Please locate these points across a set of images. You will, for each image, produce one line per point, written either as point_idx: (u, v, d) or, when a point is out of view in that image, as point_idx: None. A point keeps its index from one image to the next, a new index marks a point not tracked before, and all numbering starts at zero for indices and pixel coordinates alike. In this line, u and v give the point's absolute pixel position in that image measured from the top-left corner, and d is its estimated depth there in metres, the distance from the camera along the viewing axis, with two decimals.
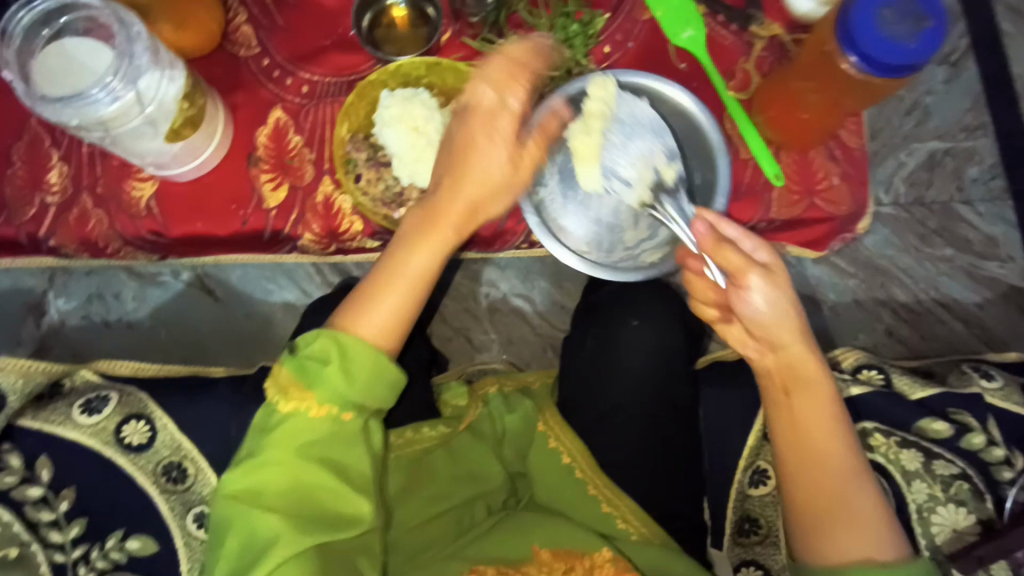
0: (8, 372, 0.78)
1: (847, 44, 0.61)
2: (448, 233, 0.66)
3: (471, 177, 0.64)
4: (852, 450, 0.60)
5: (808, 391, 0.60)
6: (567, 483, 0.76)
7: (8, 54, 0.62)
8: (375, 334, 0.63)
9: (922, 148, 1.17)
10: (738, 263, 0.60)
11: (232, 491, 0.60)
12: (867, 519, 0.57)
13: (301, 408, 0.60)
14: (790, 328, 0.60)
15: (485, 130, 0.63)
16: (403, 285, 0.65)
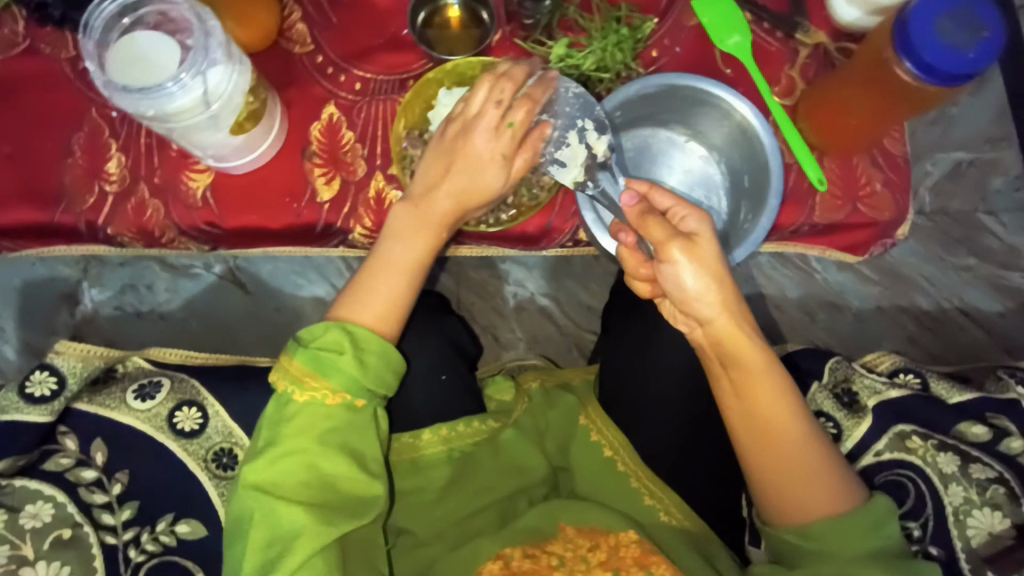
0: (70, 356, 0.86)
1: (907, 52, 0.64)
2: (433, 229, 0.69)
3: (455, 174, 0.68)
4: (803, 423, 0.62)
5: (755, 377, 0.60)
6: (607, 476, 0.79)
7: (89, 46, 0.64)
8: (374, 321, 0.66)
9: (947, 158, 1.18)
10: (661, 233, 0.60)
11: (255, 482, 0.60)
12: (823, 481, 0.62)
13: (316, 398, 0.61)
14: (713, 303, 0.59)
15: (471, 149, 0.68)
16: (397, 273, 0.68)
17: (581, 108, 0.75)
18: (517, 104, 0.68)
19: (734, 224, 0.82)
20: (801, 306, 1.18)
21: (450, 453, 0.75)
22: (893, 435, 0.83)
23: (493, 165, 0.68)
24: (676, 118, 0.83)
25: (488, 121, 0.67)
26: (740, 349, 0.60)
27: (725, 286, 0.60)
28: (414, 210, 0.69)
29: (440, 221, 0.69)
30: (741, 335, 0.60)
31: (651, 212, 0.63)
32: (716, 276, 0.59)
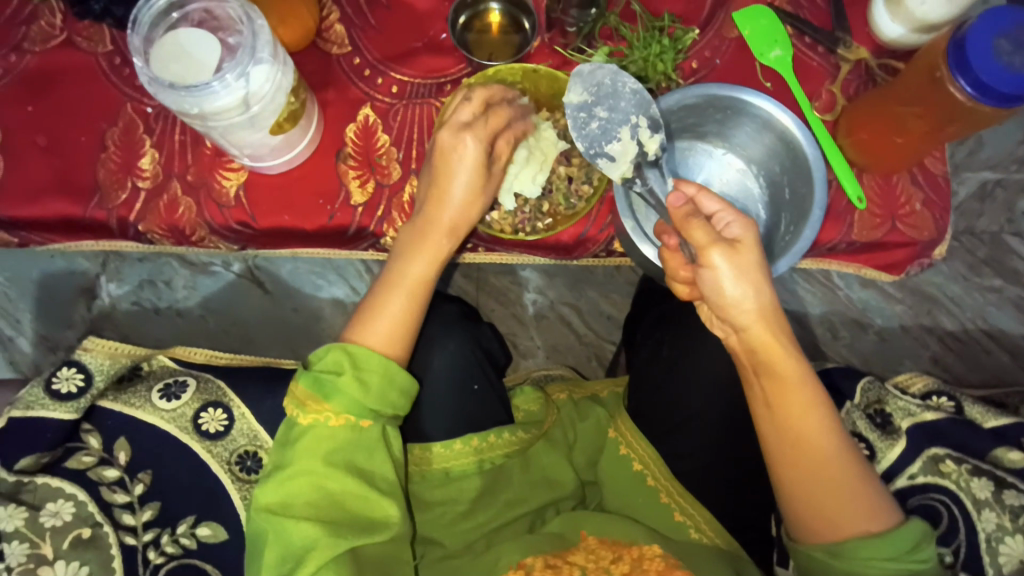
0: (96, 353, 0.84)
1: (961, 70, 0.64)
2: (438, 239, 0.69)
3: (446, 183, 0.69)
4: (838, 436, 0.59)
5: (787, 384, 0.59)
6: (639, 490, 0.77)
7: (136, 41, 0.63)
8: (380, 343, 0.64)
9: (974, 177, 1.17)
10: (704, 237, 0.58)
11: (266, 504, 0.59)
12: (858, 498, 0.59)
13: (319, 420, 0.59)
14: (750, 313, 0.58)
15: (455, 156, 0.68)
16: (401, 291, 0.67)
17: (620, 98, 0.74)
18: (488, 103, 0.69)
19: (775, 236, 0.81)
20: (824, 322, 1.16)
21: (481, 463, 0.74)
22: (926, 459, 0.81)
23: (469, 163, 0.68)
24: (714, 128, 0.82)
25: (463, 116, 0.68)
26: (774, 354, 0.58)
27: (763, 292, 0.58)
28: (413, 229, 0.70)
29: (442, 235, 0.69)
30: (775, 340, 0.58)
31: (696, 214, 0.61)
32: (755, 283, 0.58)
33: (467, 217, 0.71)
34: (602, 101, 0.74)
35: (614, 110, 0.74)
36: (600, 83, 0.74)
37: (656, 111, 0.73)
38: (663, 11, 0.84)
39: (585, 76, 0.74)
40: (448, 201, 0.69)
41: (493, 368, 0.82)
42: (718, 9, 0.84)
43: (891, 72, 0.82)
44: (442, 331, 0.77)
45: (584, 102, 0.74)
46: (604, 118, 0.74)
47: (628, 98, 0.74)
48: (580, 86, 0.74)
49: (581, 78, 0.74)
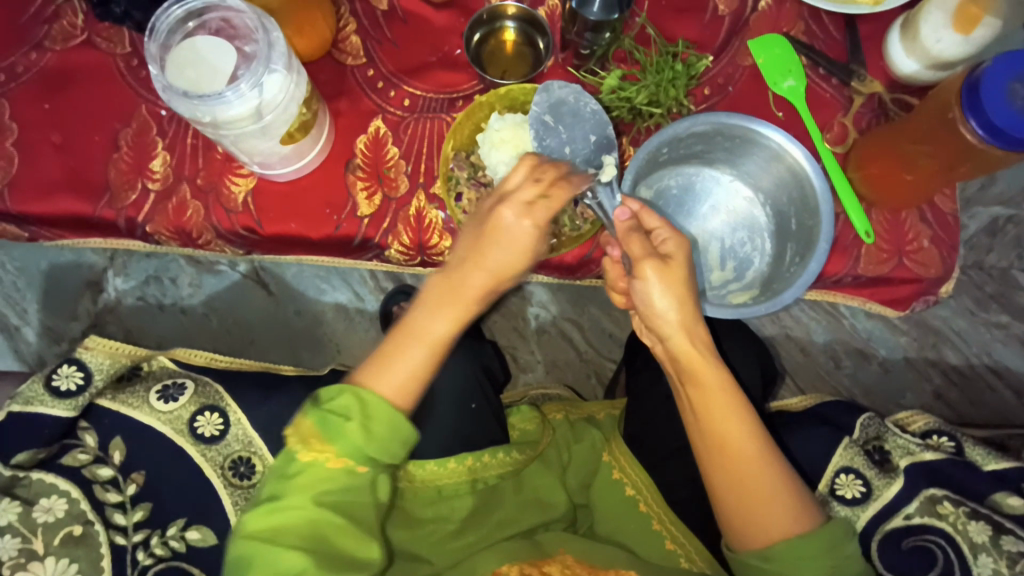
0: (97, 353, 0.83)
1: (973, 111, 0.63)
2: (468, 300, 0.63)
3: (493, 249, 0.62)
4: (761, 440, 0.63)
5: (714, 394, 0.63)
6: (630, 514, 0.76)
7: (152, 48, 0.64)
8: (392, 393, 0.61)
9: (985, 212, 1.16)
10: (639, 250, 0.63)
11: (253, 532, 0.59)
12: (784, 500, 0.62)
13: (319, 459, 0.58)
14: (673, 323, 0.62)
15: (507, 229, 0.62)
16: (421, 347, 0.62)
17: (581, 117, 0.75)
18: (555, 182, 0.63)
19: (779, 266, 0.80)
20: (826, 351, 1.15)
21: (474, 483, 0.74)
22: (923, 500, 0.79)
23: (523, 240, 0.62)
24: (723, 156, 0.82)
25: (527, 192, 0.62)
26: (698, 364, 0.63)
27: (688, 304, 0.63)
28: (447, 285, 0.63)
29: (473, 296, 0.63)
30: (698, 351, 0.63)
31: (638, 229, 0.65)
32: (680, 297, 0.62)
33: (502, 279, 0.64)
34: (562, 119, 0.75)
35: (574, 128, 0.74)
36: (564, 98, 0.75)
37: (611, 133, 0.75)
38: (677, 36, 0.84)
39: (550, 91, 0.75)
40: (486, 264, 0.63)
41: (492, 387, 0.82)
42: (732, 36, 0.84)
43: (905, 107, 0.82)
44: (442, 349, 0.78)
45: (546, 116, 0.74)
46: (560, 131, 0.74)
47: (589, 118, 0.75)
48: (543, 101, 0.74)
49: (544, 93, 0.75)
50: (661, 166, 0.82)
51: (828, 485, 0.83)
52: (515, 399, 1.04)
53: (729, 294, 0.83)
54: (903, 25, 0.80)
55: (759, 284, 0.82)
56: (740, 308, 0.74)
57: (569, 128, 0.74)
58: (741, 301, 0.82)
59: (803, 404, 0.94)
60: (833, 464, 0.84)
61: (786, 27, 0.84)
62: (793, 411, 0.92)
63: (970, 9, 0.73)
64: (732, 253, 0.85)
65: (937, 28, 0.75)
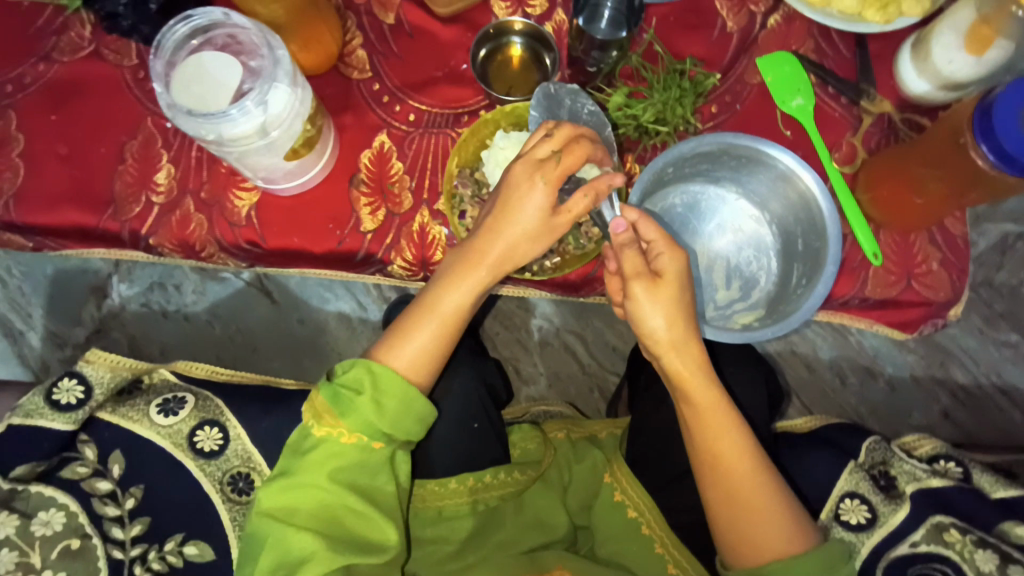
0: (98, 366, 0.84)
1: (984, 137, 0.63)
2: (483, 274, 0.65)
3: (508, 220, 0.64)
4: (755, 457, 0.63)
5: (707, 409, 0.63)
6: (633, 537, 0.75)
7: (158, 65, 0.64)
8: (406, 369, 0.63)
9: (995, 229, 1.14)
10: (631, 268, 0.62)
11: (269, 510, 0.59)
12: (776, 517, 0.62)
13: (332, 434, 0.58)
14: (663, 342, 0.63)
15: (521, 200, 0.63)
16: (436, 321, 0.65)
17: (579, 119, 0.75)
18: (572, 141, 0.63)
19: (786, 286, 0.79)
20: (833, 367, 1.14)
21: (475, 504, 0.73)
22: (929, 526, 0.77)
23: (535, 211, 0.63)
24: (728, 175, 0.81)
25: (542, 152, 0.63)
26: (689, 380, 0.63)
27: (679, 320, 0.63)
28: (462, 259, 0.66)
29: (490, 268, 0.65)
30: (689, 368, 0.63)
31: (635, 242, 0.63)
32: (670, 315, 0.62)
33: (515, 256, 0.66)
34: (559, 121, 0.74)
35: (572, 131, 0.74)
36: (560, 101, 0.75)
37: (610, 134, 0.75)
38: (685, 54, 0.83)
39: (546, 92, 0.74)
40: (500, 234, 0.64)
41: (495, 405, 0.81)
42: (741, 54, 0.83)
43: (915, 127, 0.81)
44: (443, 367, 0.76)
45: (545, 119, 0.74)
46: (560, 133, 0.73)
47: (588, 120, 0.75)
48: (540, 106, 0.74)
49: (542, 95, 0.74)
50: (666, 185, 0.81)
51: (832, 511, 0.81)
52: (518, 413, 1.04)
53: (736, 314, 0.82)
54: (914, 44, 0.79)
55: (766, 304, 0.81)
56: (748, 332, 0.74)
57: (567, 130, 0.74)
58: (747, 322, 0.81)
59: (808, 425, 0.92)
60: (838, 488, 0.82)
61: (795, 45, 0.83)
62: (798, 432, 0.91)
63: (982, 29, 0.71)
64: (738, 272, 0.83)
65: (949, 50, 0.74)
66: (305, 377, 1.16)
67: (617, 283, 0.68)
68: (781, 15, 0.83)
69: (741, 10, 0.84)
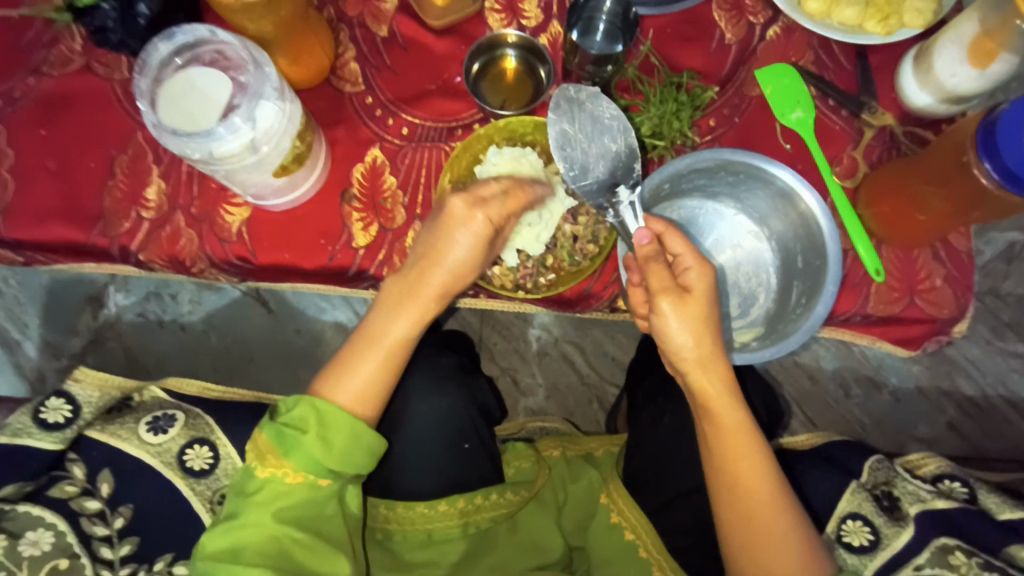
0: (88, 386, 0.85)
1: (988, 152, 0.61)
2: (426, 303, 0.65)
3: (447, 252, 0.65)
4: (773, 481, 0.62)
5: (731, 428, 0.62)
6: (627, 560, 0.73)
7: (143, 84, 0.64)
8: (349, 402, 0.62)
9: (1002, 238, 1.11)
10: (658, 283, 0.62)
11: (211, 552, 0.58)
12: (789, 542, 0.60)
13: (277, 474, 0.58)
14: (692, 361, 0.62)
15: (458, 228, 0.65)
16: (379, 352, 0.64)
17: (601, 124, 0.72)
18: (513, 186, 0.67)
19: (785, 305, 0.78)
20: (836, 378, 1.12)
21: (466, 527, 0.72)
22: (934, 549, 0.74)
23: (472, 237, 0.65)
24: (727, 190, 0.80)
25: (485, 191, 0.66)
26: (713, 397, 0.62)
27: (706, 338, 0.62)
28: (404, 286, 0.66)
29: (432, 297, 0.66)
30: (714, 385, 0.62)
31: (660, 255, 0.62)
32: (698, 333, 0.61)
33: (461, 278, 0.67)
34: (581, 124, 0.72)
35: (595, 136, 0.72)
36: (584, 101, 0.72)
37: (635, 139, 0.72)
38: (683, 66, 0.82)
39: (571, 93, 0.72)
40: (440, 266, 0.65)
41: (488, 425, 0.80)
42: (740, 65, 0.82)
43: (918, 141, 0.79)
44: (435, 386, 0.75)
45: (564, 125, 0.71)
46: (584, 137, 0.71)
47: (610, 123, 0.72)
48: (560, 112, 0.71)
49: (561, 100, 0.71)
50: (663, 201, 0.80)
51: (834, 531, 0.80)
52: (513, 429, 1.03)
53: (733, 333, 0.80)
54: (917, 55, 0.77)
55: (766, 322, 0.79)
56: (745, 354, 0.72)
57: (590, 135, 0.72)
58: (746, 340, 0.80)
59: (809, 442, 0.91)
60: (840, 509, 0.81)
61: (795, 57, 0.81)
62: (799, 449, 0.90)
63: (985, 43, 0.69)
64: (737, 289, 0.82)
65: (952, 62, 0.72)
66: (301, 387, 1.15)
67: (641, 297, 0.68)
68: (780, 26, 0.82)
69: (739, 20, 0.82)
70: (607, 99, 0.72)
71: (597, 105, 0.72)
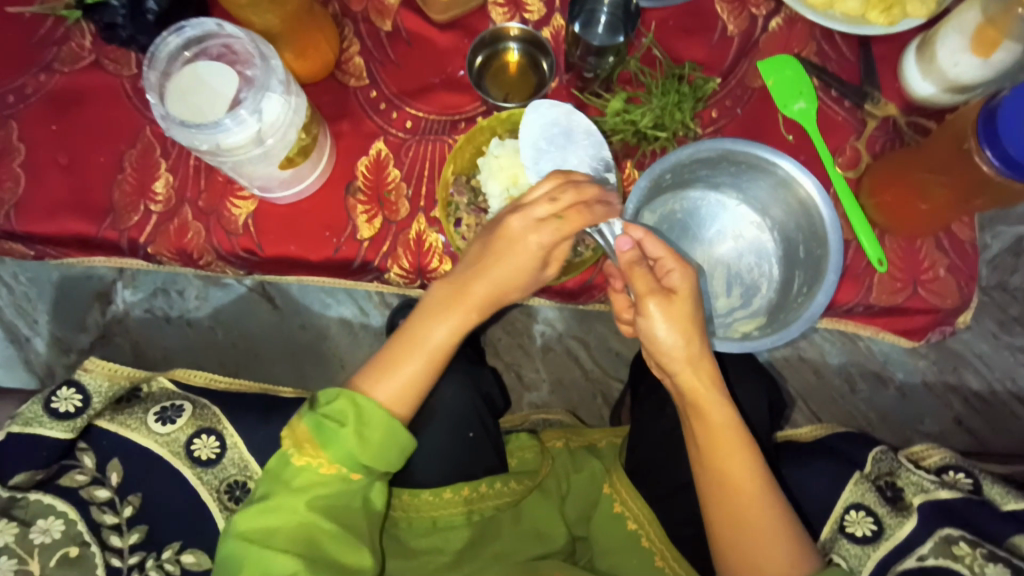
0: (97, 375, 0.85)
1: (990, 141, 0.61)
2: (469, 312, 0.66)
3: (494, 265, 0.65)
4: (762, 478, 0.63)
5: (717, 426, 0.62)
6: (631, 551, 0.74)
7: (152, 76, 0.65)
8: (389, 399, 0.63)
9: (1009, 231, 1.11)
10: (643, 285, 0.61)
11: (243, 531, 0.59)
12: (779, 536, 0.61)
13: (313, 464, 0.59)
14: (680, 359, 0.62)
15: (510, 248, 0.65)
16: (418, 356, 0.65)
17: (573, 138, 0.76)
18: (571, 205, 0.63)
19: (787, 295, 0.78)
20: (841, 373, 1.12)
21: (470, 514, 0.73)
22: (938, 539, 0.74)
23: (521, 256, 0.65)
24: (729, 181, 0.80)
25: (539, 212, 0.63)
26: (702, 398, 0.63)
27: (694, 338, 0.62)
28: (451, 292, 0.66)
29: (478, 306, 0.66)
30: (703, 385, 0.63)
31: (643, 260, 0.62)
32: (686, 332, 0.61)
33: (504, 291, 0.67)
34: (553, 138, 0.75)
35: (568, 148, 0.75)
36: (555, 116, 0.76)
37: (608, 152, 0.76)
38: (684, 58, 0.82)
39: (541, 109, 0.76)
40: (483, 277, 0.65)
41: (492, 415, 0.81)
42: (741, 57, 0.82)
43: (921, 131, 0.79)
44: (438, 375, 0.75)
45: (537, 139, 0.75)
46: (556, 149, 0.75)
47: (581, 136, 0.76)
48: (536, 123, 0.75)
49: (533, 115, 0.75)
50: (665, 192, 0.80)
51: (836, 523, 0.79)
52: (517, 421, 1.04)
53: (736, 322, 0.80)
54: (919, 46, 0.77)
55: (767, 312, 0.80)
56: (745, 342, 0.72)
57: (562, 146, 0.75)
58: (748, 330, 0.80)
59: (813, 434, 0.89)
60: (842, 500, 0.80)
61: (797, 48, 0.81)
62: (801, 441, 0.89)
63: (988, 32, 0.69)
64: (738, 279, 0.82)
65: (954, 53, 0.72)
66: (307, 382, 1.16)
67: (624, 299, 0.68)
68: (782, 18, 0.82)
69: (741, 12, 0.82)
70: (576, 113, 0.76)
71: (566, 119, 0.76)
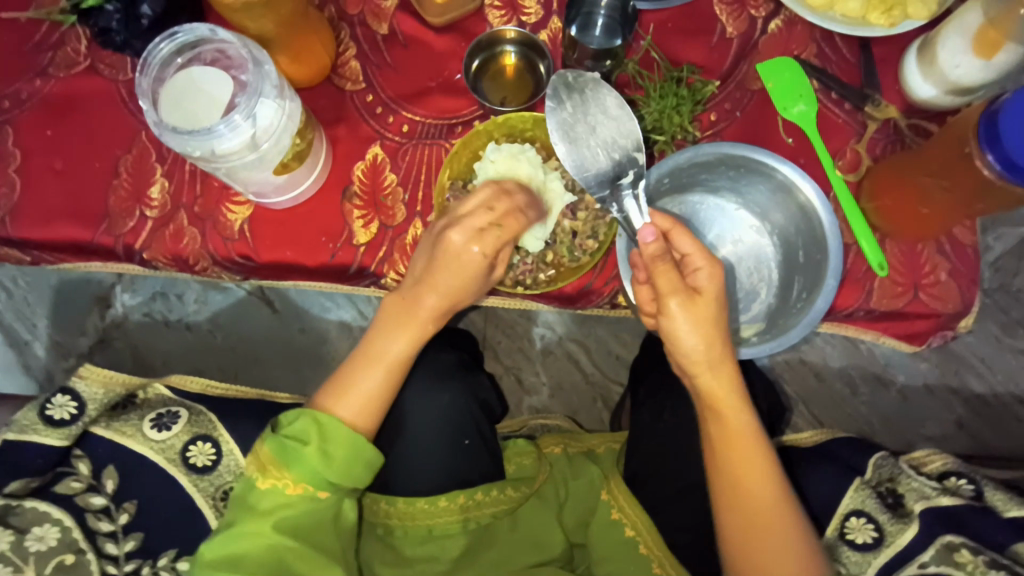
0: (92, 381, 0.84)
1: (991, 144, 0.61)
2: (426, 323, 0.65)
3: (443, 278, 0.63)
4: (776, 481, 0.62)
5: (734, 428, 0.62)
6: (628, 560, 0.73)
7: (145, 82, 0.64)
8: (352, 415, 0.63)
9: (1013, 233, 1.10)
10: (666, 285, 0.60)
11: (210, 560, 0.58)
12: (792, 540, 0.60)
13: (278, 486, 0.59)
14: (697, 362, 0.61)
15: (454, 260, 0.63)
16: (378, 368, 0.64)
17: (606, 114, 0.72)
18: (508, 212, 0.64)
19: (787, 300, 0.77)
20: (843, 376, 1.11)
21: (466, 523, 0.72)
22: (940, 547, 0.72)
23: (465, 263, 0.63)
24: (728, 184, 0.79)
25: (477, 222, 0.63)
26: (723, 400, 0.62)
27: (715, 342, 0.61)
28: (405, 306, 0.65)
29: (430, 317, 0.65)
30: (724, 388, 0.62)
31: (666, 254, 0.60)
32: (709, 336, 0.60)
33: (456, 299, 0.65)
34: (585, 113, 0.72)
35: (598, 125, 0.72)
36: (589, 90, 0.72)
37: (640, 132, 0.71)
38: (683, 60, 0.82)
39: (573, 81, 0.72)
40: (436, 290, 0.64)
41: (490, 422, 0.80)
42: (741, 60, 0.81)
43: (922, 133, 0.78)
44: (436, 382, 0.75)
45: (566, 114, 0.71)
46: (586, 126, 0.72)
47: (614, 113, 0.72)
48: (566, 100, 0.72)
49: (563, 87, 0.72)
50: (663, 195, 0.79)
51: (837, 529, 0.79)
52: (514, 426, 1.02)
53: (736, 328, 0.79)
54: (920, 48, 0.76)
55: (767, 316, 0.79)
56: (744, 349, 0.71)
57: (593, 119, 0.72)
58: (748, 335, 0.79)
59: (813, 439, 0.90)
60: (843, 507, 0.80)
61: (797, 50, 0.81)
62: (806, 444, 0.90)
63: (989, 33, 0.68)
64: (738, 284, 0.81)
65: (956, 54, 0.71)
66: (306, 386, 1.15)
67: (647, 294, 0.66)
68: (782, 20, 0.81)
69: (741, 13, 0.82)
70: (608, 90, 0.72)
71: (600, 93, 0.72)
